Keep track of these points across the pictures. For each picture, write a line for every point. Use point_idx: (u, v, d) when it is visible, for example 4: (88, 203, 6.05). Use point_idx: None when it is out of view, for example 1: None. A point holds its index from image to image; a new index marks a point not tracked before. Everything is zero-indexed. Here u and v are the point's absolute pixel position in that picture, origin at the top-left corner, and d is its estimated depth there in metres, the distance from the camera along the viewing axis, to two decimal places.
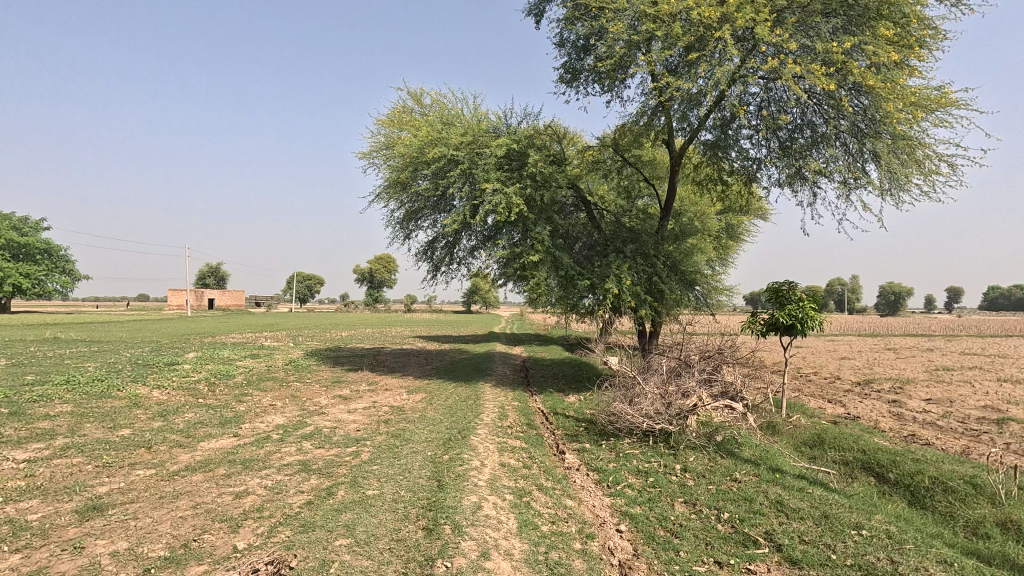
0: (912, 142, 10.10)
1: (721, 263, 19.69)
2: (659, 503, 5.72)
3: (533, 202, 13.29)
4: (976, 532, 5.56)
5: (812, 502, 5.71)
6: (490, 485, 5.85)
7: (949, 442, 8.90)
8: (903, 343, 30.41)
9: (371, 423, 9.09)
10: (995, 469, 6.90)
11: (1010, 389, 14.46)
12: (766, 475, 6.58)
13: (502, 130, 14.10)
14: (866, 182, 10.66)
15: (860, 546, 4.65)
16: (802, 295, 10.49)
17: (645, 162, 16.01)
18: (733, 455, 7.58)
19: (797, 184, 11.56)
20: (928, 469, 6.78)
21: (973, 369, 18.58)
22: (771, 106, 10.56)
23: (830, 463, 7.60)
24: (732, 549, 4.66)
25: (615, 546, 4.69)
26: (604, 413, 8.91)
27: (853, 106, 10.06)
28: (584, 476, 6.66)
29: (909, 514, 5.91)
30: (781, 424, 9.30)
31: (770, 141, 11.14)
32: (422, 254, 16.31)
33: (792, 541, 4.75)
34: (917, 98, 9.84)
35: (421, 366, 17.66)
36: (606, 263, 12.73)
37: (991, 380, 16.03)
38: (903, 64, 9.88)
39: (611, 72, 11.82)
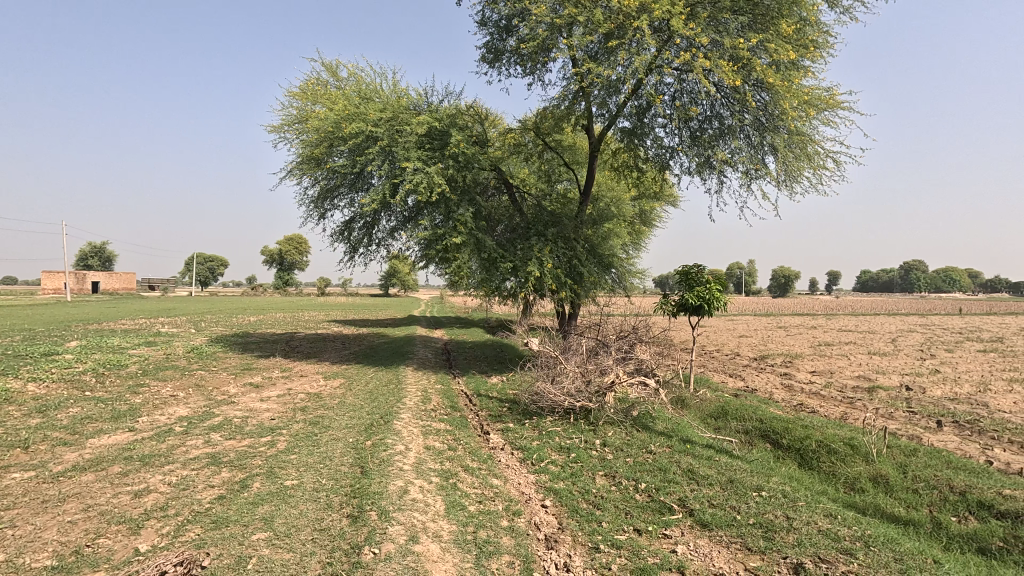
0: (805, 137, 11.03)
1: (634, 247, 20.56)
2: (581, 477, 5.94)
3: (455, 183, 13.13)
4: (853, 487, 6.29)
5: (718, 468, 6.17)
6: (416, 469, 5.78)
7: (831, 409, 9.95)
8: (790, 321, 33.54)
9: (286, 411, 8.67)
10: (868, 431, 7.81)
11: (877, 361, 16.42)
12: (677, 446, 7.01)
13: (423, 107, 13.74)
14: (765, 173, 11.47)
15: (761, 506, 5.09)
16: (709, 277, 11.20)
17: (565, 147, 16.27)
18: (648, 429, 8.01)
19: (705, 173, 12.24)
20: (815, 434, 7.54)
21: (849, 344, 20.89)
22: (684, 97, 11.04)
23: (732, 433, 8.24)
24: (650, 516, 4.94)
25: (541, 522, 4.81)
26: (526, 393, 9.05)
27: (756, 101, 10.74)
28: (508, 455, 6.77)
29: (799, 475, 6.55)
30: (689, 398, 9.96)
31: (682, 131, 11.69)
32: (337, 235, 15.66)
33: (702, 506, 5.12)
34: (809, 97, 10.69)
35: (337, 351, 17.07)
36: (527, 245, 12.84)
37: (863, 353, 18.12)
38: (799, 64, 10.65)
39: (533, 54, 11.83)
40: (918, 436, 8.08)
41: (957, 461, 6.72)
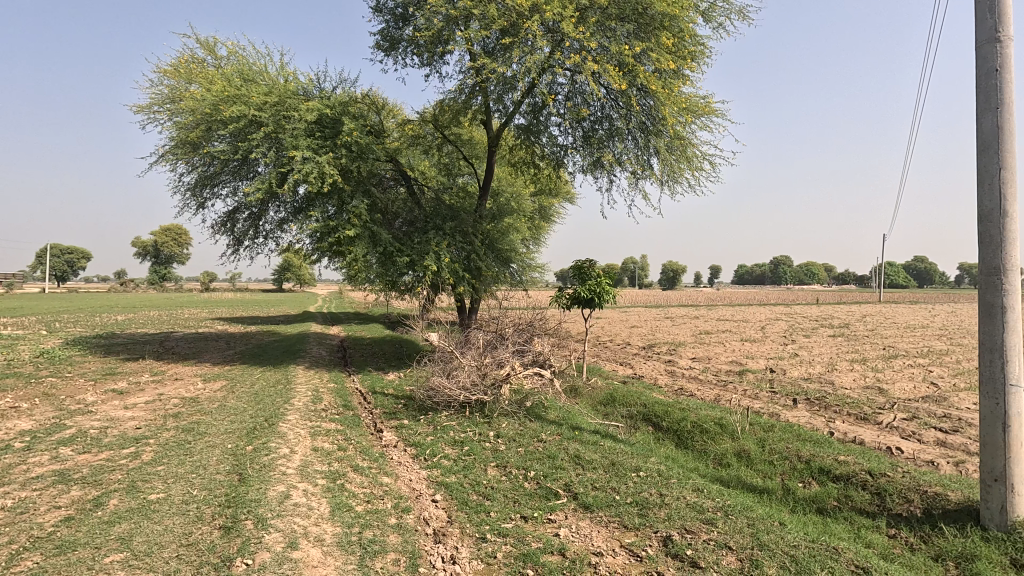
0: (684, 141, 11.91)
1: (534, 242, 21.06)
2: (473, 469, 6.01)
3: (349, 173, 12.64)
4: (721, 462, 6.94)
5: (602, 452, 6.52)
6: (300, 472, 5.53)
7: (706, 392, 10.87)
8: (676, 312, 36.13)
9: (156, 418, 7.90)
10: (734, 411, 8.64)
11: (748, 346, 18.21)
12: (567, 433, 7.32)
13: (314, 93, 13.08)
14: (649, 173, 12.22)
15: (637, 485, 5.46)
16: (600, 272, 11.76)
17: (464, 141, 16.25)
18: (541, 418, 8.25)
19: (597, 172, 12.80)
20: (690, 416, 8.20)
21: (725, 332, 22.95)
22: (576, 97, 11.45)
23: (619, 418, 8.73)
24: (536, 503, 5.11)
25: (430, 516, 4.81)
26: (422, 388, 8.96)
27: (641, 105, 11.39)
28: (401, 452, 6.68)
29: (675, 455, 7.10)
30: (581, 387, 10.40)
31: (575, 130, 12.12)
32: (219, 226, 14.50)
33: (586, 489, 5.39)
34: (687, 104, 11.52)
35: (220, 351, 15.83)
36: (425, 239, 12.68)
37: (736, 340, 19.99)
38: (679, 73, 11.43)
39: (429, 45, 11.67)
40: (777, 414, 9.06)
41: (804, 433, 7.62)
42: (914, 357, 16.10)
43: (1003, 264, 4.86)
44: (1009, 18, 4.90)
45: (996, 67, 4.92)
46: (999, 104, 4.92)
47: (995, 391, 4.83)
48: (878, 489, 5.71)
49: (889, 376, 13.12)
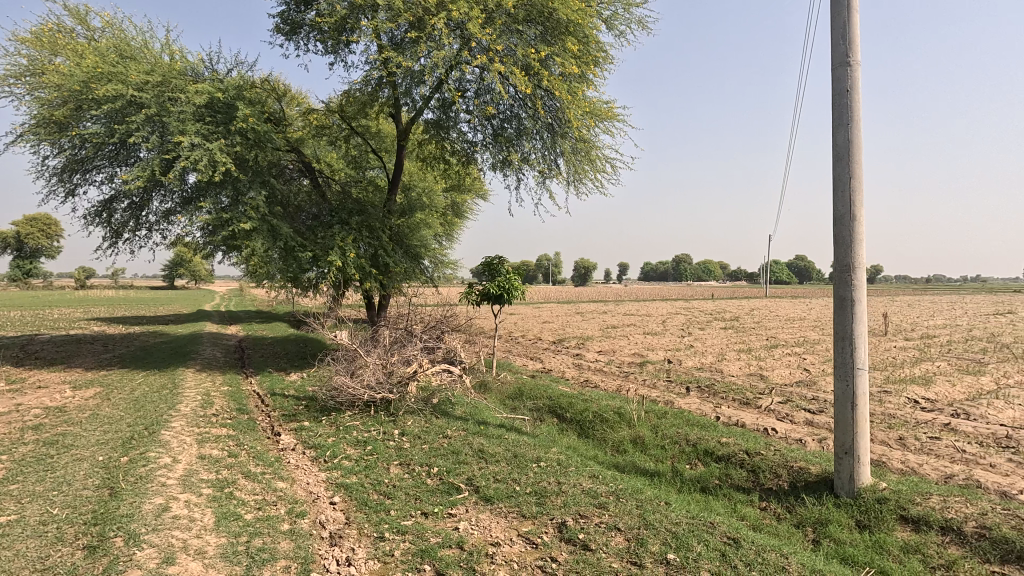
0: (589, 144, 12.36)
1: (447, 238, 20.94)
2: (375, 469, 5.90)
3: (245, 163, 11.89)
4: (618, 449, 7.34)
5: (506, 445, 6.66)
6: (182, 483, 5.14)
7: (609, 384, 11.40)
8: (586, 308, 37.45)
9: (10, 432, 7.00)
10: (633, 400, 9.13)
11: (649, 339, 19.30)
12: (472, 428, 7.38)
13: (205, 75, 12.15)
14: (556, 173, 12.58)
15: (537, 475, 5.63)
16: (509, 269, 11.93)
17: (373, 133, 15.81)
18: (447, 415, 8.25)
19: (505, 170, 12.97)
20: (592, 406, 8.56)
21: (630, 325, 24.14)
22: (484, 95, 11.50)
23: (525, 411, 8.94)
24: (438, 499, 5.12)
25: (326, 519, 4.67)
26: (324, 388, 8.63)
27: (548, 107, 11.67)
28: (299, 455, 6.41)
29: (576, 444, 7.39)
30: (490, 382, 10.52)
31: (485, 127, 12.19)
32: (93, 216, 13.08)
33: (488, 482, 5.47)
34: (591, 108, 11.97)
35: (96, 355, 14.29)
36: (329, 234, 12.19)
37: (639, 333, 21.12)
38: (583, 78, 11.82)
39: (333, 32, 11.23)
40: (671, 402, 9.68)
41: (694, 419, 8.21)
42: (791, 346, 17.86)
43: (853, 263, 5.51)
44: (857, 45, 5.54)
45: (846, 88, 5.57)
46: (848, 120, 5.57)
47: (846, 375, 5.48)
48: (753, 466, 6.28)
49: (769, 363, 14.47)
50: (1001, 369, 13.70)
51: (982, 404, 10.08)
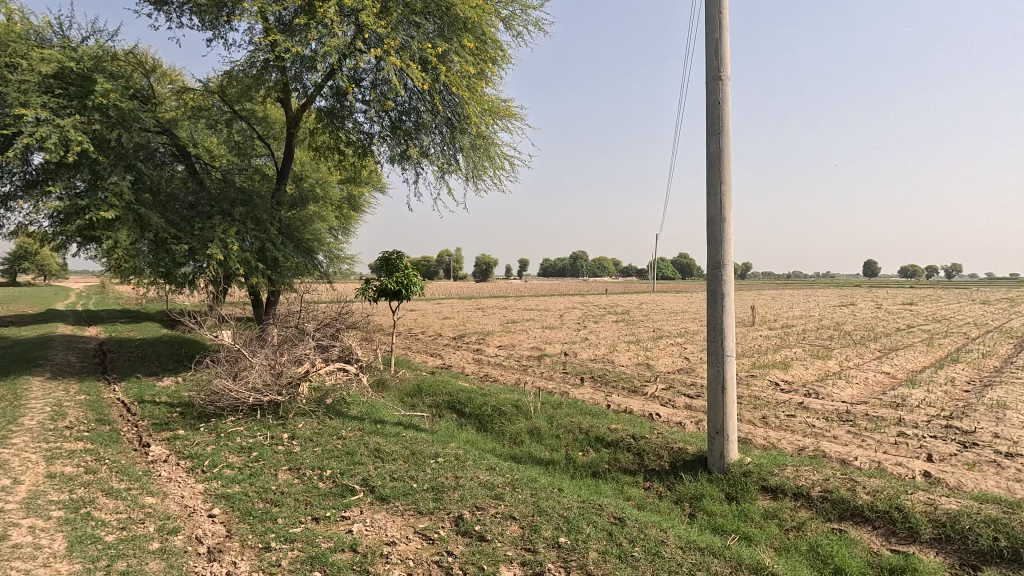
0: (487, 141, 12.47)
1: (342, 232, 20.12)
2: (261, 476, 5.55)
3: (106, 144, 10.60)
4: (516, 440, 7.53)
5: (403, 443, 6.56)
6: (25, 507, 4.50)
7: (508, 377, 11.63)
8: (487, 303, 37.83)
9: None
10: (530, 393, 9.38)
11: (547, 333, 19.94)
12: (368, 428, 7.18)
13: (52, 41, 10.65)
14: (455, 168, 12.55)
15: (435, 472, 5.61)
16: (407, 264, 11.73)
17: (259, 119, 14.77)
18: (342, 415, 7.96)
19: (403, 163, 12.72)
20: (490, 400, 8.69)
21: (529, 320, 24.76)
22: (381, 86, 11.18)
23: (424, 408, 8.86)
24: (330, 502, 4.93)
25: (204, 534, 4.32)
26: (203, 392, 7.94)
27: (446, 102, 11.60)
28: (172, 466, 5.86)
29: (474, 439, 7.47)
30: (388, 379, 10.29)
31: (381, 119, 11.86)
32: None
33: (384, 481, 5.36)
34: (490, 105, 12.07)
35: None
36: (208, 225, 11.21)
37: (538, 327, 21.74)
38: (482, 75, 11.88)
39: (211, 7, 10.33)
40: (566, 392, 10.08)
41: (586, 408, 8.61)
42: (674, 337, 19.31)
43: (723, 260, 6.07)
44: (727, 62, 6.09)
45: (718, 100, 6.11)
46: (720, 130, 6.11)
47: (718, 361, 6.03)
48: (639, 450, 6.72)
49: (655, 353, 15.55)
50: (843, 353, 15.82)
51: (828, 384, 11.58)
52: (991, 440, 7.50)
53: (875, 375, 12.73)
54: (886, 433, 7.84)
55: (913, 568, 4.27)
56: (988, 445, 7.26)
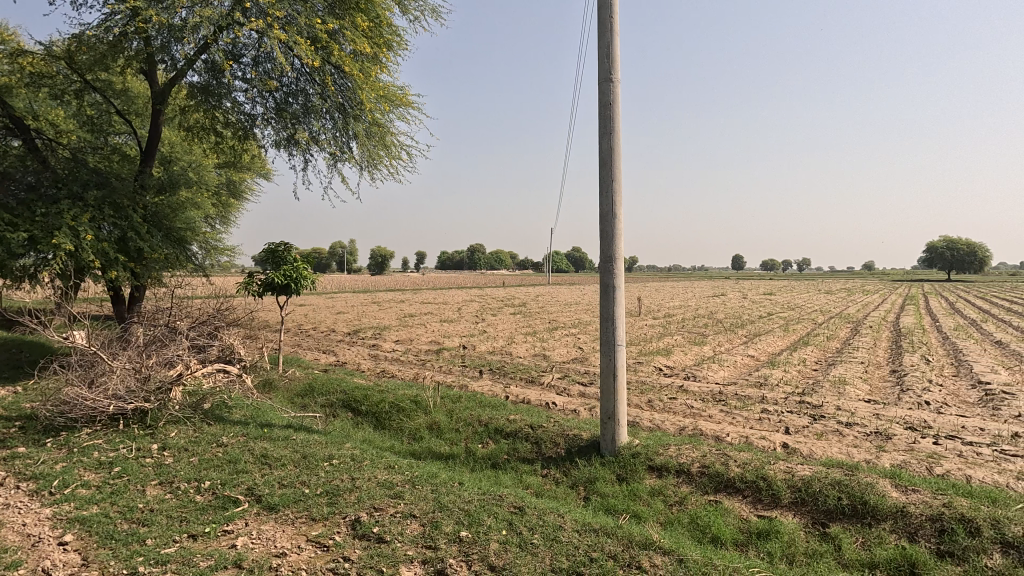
0: (382, 128, 12.06)
1: (221, 221, 18.50)
2: (125, 494, 4.94)
3: None
4: (415, 437, 7.43)
5: (294, 447, 6.19)
6: None
7: (406, 372, 11.42)
8: (382, 296, 36.77)
9: None
10: (429, 387, 9.28)
11: (446, 326, 19.85)
12: (253, 432, 6.68)
13: None
14: (348, 156, 12.00)
15: (329, 475, 5.36)
16: (296, 256, 11.05)
17: (117, 91, 13.09)
18: (222, 420, 7.33)
19: (290, 148, 11.92)
20: (387, 396, 8.46)
21: (427, 314, 24.47)
22: (264, 64, 10.37)
23: (316, 409, 8.44)
24: (210, 516, 4.51)
25: (54, 565, 3.76)
26: (49, 403, 6.88)
27: (338, 86, 11.03)
28: (9, 491, 5.02)
29: (370, 438, 7.24)
30: (275, 380, 9.64)
31: (265, 100, 11.02)
32: None
33: (272, 489, 5.01)
34: (385, 91, 11.65)
35: None
36: (53, 210, 9.74)
37: (436, 321, 21.58)
38: (376, 59, 11.42)
39: None
40: (465, 385, 10.09)
41: (485, 400, 8.69)
42: (568, 327, 20.09)
43: (614, 253, 6.37)
44: (617, 65, 6.37)
45: (609, 101, 6.38)
46: (611, 129, 6.38)
47: (610, 350, 6.34)
48: (536, 438, 6.89)
49: (551, 344, 16.09)
50: (716, 340, 17.38)
51: (704, 368, 12.67)
52: (834, 412, 8.65)
53: (743, 358, 14.13)
54: (752, 411, 8.73)
55: (775, 529, 4.80)
56: (832, 417, 8.36)
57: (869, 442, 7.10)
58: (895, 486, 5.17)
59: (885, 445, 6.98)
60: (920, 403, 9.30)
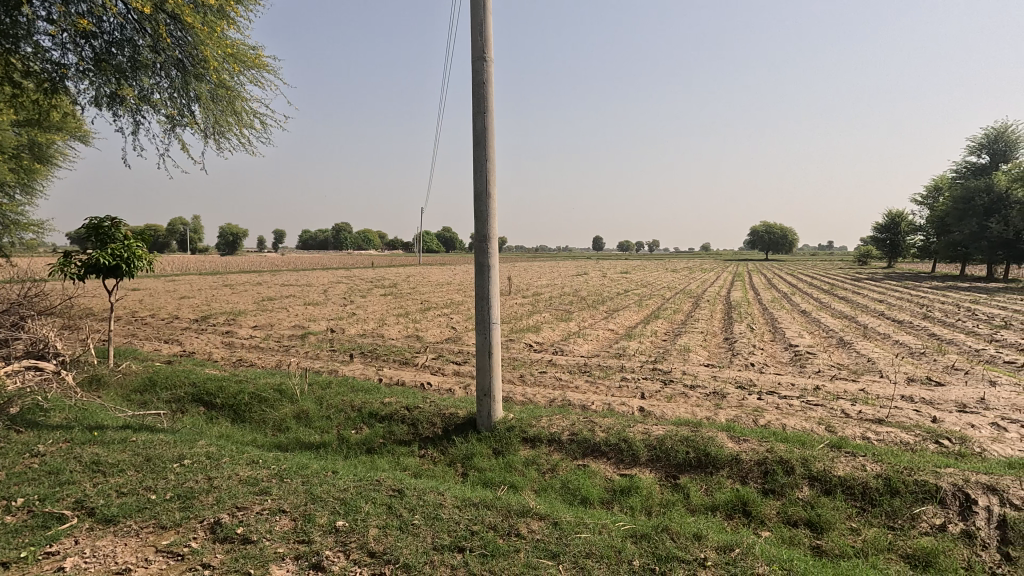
0: (231, 91, 10.86)
1: (22, 190, 15.43)
2: None
3: None
4: (280, 428, 7.00)
5: (134, 449, 5.46)
6: None
7: (267, 359, 10.60)
8: (233, 279, 33.41)
9: None
10: (294, 374, 8.73)
11: (310, 310, 18.73)
12: (80, 437, 5.77)
13: None
14: (189, 120, 10.63)
15: (180, 476, 4.83)
16: (127, 233, 9.61)
17: None
18: (37, 425, 6.20)
19: (115, 108, 10.25)
20: (247, 386, 7.79)
21: (288, 297, 22.87)
22: (76, 4, 8.73)
23: (160, 405, 7.52)
24: (26, 539, 3.80)
25: None
26: None
27: (175, 39, 9.67)
28: None
29: (228, 433, 6.63)
30: (106, 375, 8.39)
31: (79, 48, 9.31)
32: None
33: (107, 499, 4.38)
34: (234, 50, 10.45)
35: None
36: None
37: (299, 304, 20.26)
38: (223, 13, 10.18)
39: None
40: (335, 370, 9.63)
41: (357, 384, 8.39)
42: (441, 308, 20.06)
43: (488, 234, 6.44)
44: (490, 43, 6.36)
45: (483, 80, 6.36)
46: (485, 109, 6.38)
47: (484, 329, 6.43)
48: (412, 420, 6.82)
49: (424, 325, 15.96)
50: (580, 316, 18.49)
51: (570, 343, 13.45)
52: (681, 377, 9.70)
53: (604, 332, 15.22)
54: (614, 380, 9.48)
55: (635, 485, 5.29)
56: (680, 381, 9.38)
57: (709, 401, 8.08)
58: (731, 437, 5.96)
59: (722, 403, 8.01)
60: (747, 365, 10.79)
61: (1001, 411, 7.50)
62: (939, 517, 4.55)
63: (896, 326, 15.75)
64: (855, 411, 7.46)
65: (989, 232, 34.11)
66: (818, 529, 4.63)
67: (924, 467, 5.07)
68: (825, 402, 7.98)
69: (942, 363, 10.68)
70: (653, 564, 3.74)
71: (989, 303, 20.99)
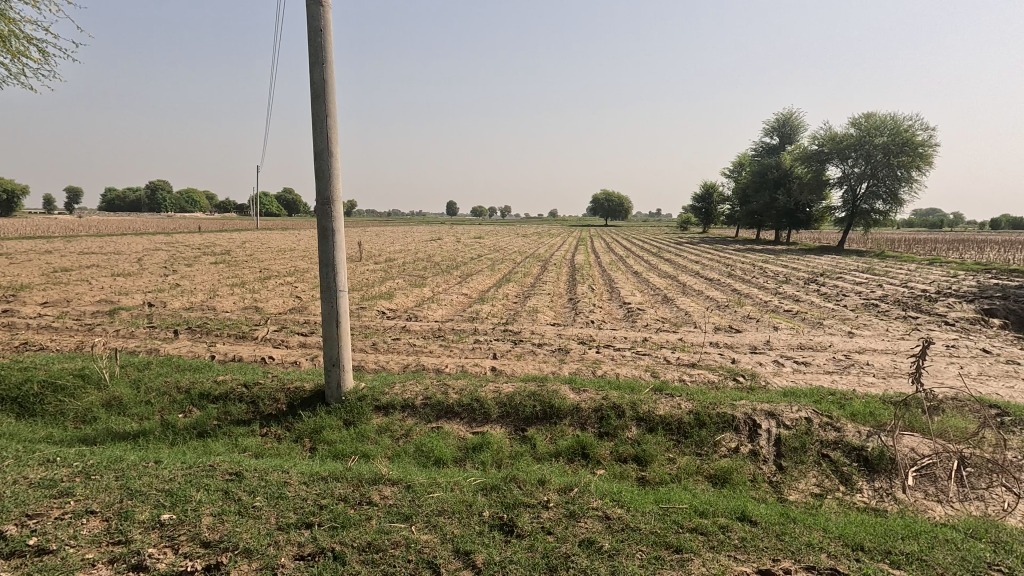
0: None
1: None
2: None
3: None
4: (84, 420, 6.05)
5: None
6: None
7: (64, 341, 8.96)
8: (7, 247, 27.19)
9: None
10: (101, 356, 7.50)
11: (120, 281, 16.12)
12: None
13: None
14: None
15: None
16: None
17: None
18: None
19: None
20: (36, 374, 6.53)
21: (90, 267, 19.40)
22: None
23: None
24: None
25: None
26: None
27: None
28: None
29: (13, 432, 5.56)
30: None
31: None
32: None
33: None
34: None
35: None
36: None
37: (105, 276, 17.32)
38: None
39: None
40: (155, 350, 8.49)
41: (182, 362, 7.50)
42: (284, 276, 18.62)
43: (332, 196, 6.05)
44: None
45: (320, 27, 5.83)
46: (322, 60, 5.88)
47: (330, 297, 6.09)
48: (251, 398, 6.31)
49: (265, 295, 14.72)
50: (434, 281, 18.48)
51: (424, 308, 13.42)
52: (531, 336, 10.23)
53: (458, 296, 15.42)
54: (467, 342, 9.70)
55: (486, 442, 5.53)
56: (528, 340, 9.90)
57: (554, 357, 8.67)
58: (572, 389, 6.47)
59: (565, 358, 8.65)
60: (588, 323, 11.74)
61: (780, 350, 9.17)
62: (734, 442, 5.45)
63: (708, 283, 18.26)
64: (674, 358, 8.55)
65: (777, 203, 40.68)
66: (643, 462, 5.29)
67: (724, 401, 6.01)
68: (651, 351, 9.03)
69: (741, 313, 12.66)
70: (501, 513, 3.97)
71: (775, 262, 25.28)
